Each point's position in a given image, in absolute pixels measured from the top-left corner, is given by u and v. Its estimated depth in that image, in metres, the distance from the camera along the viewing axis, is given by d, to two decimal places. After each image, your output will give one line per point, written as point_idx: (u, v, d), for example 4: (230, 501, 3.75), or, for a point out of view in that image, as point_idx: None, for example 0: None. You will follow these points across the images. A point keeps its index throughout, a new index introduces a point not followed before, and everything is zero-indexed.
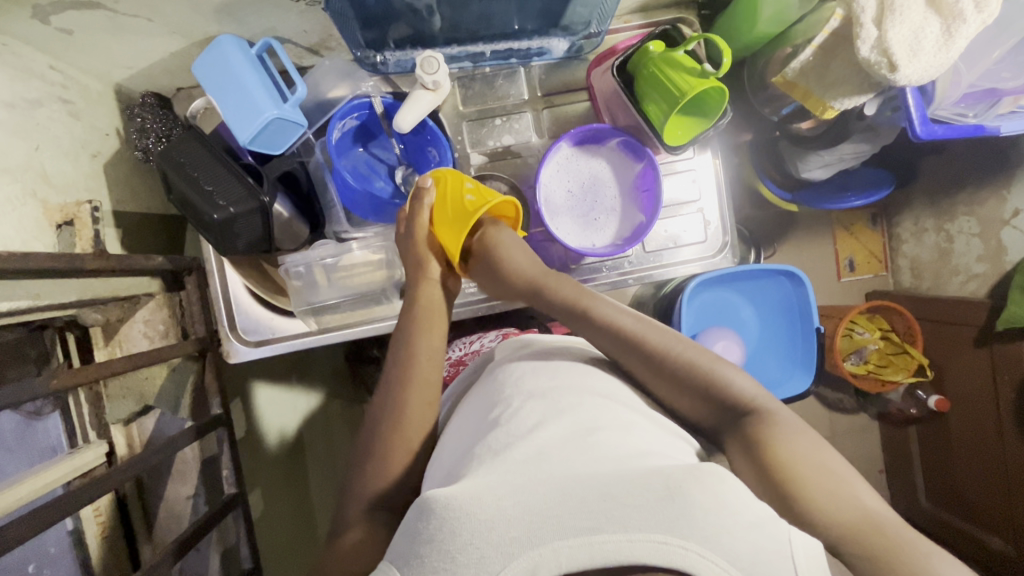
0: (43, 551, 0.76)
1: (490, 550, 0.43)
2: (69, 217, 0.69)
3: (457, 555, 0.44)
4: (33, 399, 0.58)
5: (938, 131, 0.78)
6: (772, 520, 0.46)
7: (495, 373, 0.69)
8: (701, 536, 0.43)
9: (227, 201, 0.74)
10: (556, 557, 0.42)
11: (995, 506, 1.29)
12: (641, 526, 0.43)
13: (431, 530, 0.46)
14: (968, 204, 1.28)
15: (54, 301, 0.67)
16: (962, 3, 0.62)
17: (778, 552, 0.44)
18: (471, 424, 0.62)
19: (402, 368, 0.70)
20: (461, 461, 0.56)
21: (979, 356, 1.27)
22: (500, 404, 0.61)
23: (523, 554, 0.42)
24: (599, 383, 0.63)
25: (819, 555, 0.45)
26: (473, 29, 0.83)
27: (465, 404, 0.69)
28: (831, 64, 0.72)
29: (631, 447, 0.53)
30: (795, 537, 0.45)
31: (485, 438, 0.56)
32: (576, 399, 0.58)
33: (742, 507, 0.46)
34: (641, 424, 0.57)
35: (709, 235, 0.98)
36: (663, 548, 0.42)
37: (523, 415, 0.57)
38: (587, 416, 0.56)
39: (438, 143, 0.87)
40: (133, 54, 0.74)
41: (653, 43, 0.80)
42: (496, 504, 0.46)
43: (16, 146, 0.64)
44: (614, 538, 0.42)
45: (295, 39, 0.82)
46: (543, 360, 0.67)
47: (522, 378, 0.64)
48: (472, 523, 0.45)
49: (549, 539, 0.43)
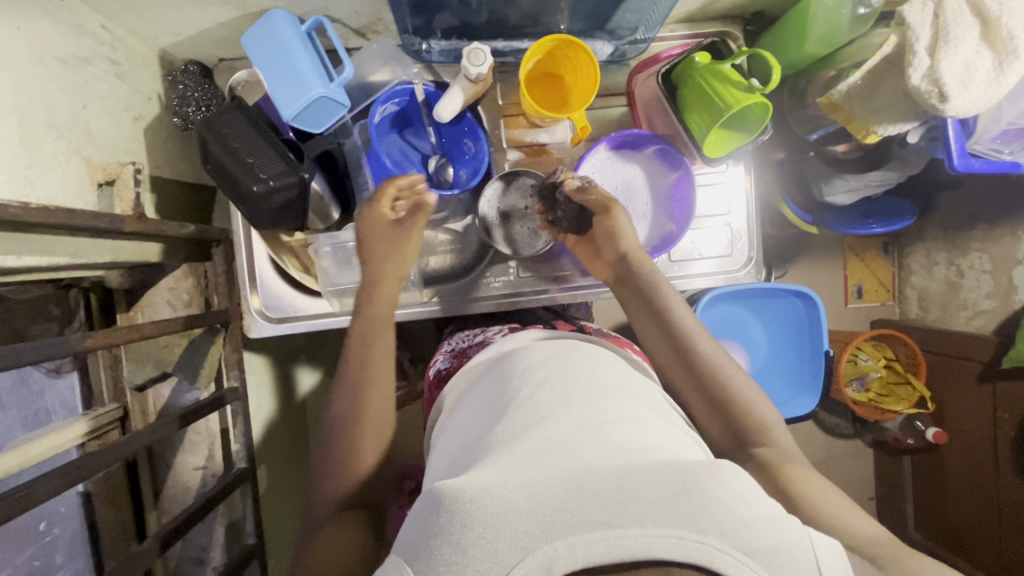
0: (53, 511, 0.75)
1: (503, 543, 0.43)
2: (111, 177, 0.69)
3: (468, 548, 0.43)
4: (66, 357, 0.57)
5: (976, 165, 0.78)
6: (790, 519, 0.47)
7: (504, 362, 0.69)
8: (719, 530, 0.43)
9: (268, 174, 0.74)
10: (571, 552, 0.42)
11: (987, 543, 1.30)
12: (657, 521, 0.43)
13: (441, 522, 0.46)
14: (981, 240, 1.28)
15: (91, 260, 0.67)
16: (1016, 40, 0.63)
17: (800, 546, 0.44)
18: (478, 414, 0.62)
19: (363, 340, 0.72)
20: (470, 450, 0.55)
21: (981, 392, 1.28)
22: (508, 396, 0.61)
23: (537, 550, 0.42)
24: (608, 377, 0.63)
25: (840, 552, 0.46)
26: (520, 24, 0.84)
27: (471, 393, 0.68)
28: (877, 90, 0.72)
29: (645, 440, 0.53)
30: (813, 534, 0.46)
31: (495, 427, 0.56)
32: (584, 392, 0.58)
33: (761, 503, 0.47)
34: (652, 421, 0.58)
35: (735, 250, 0.99)
36: (681, 542, 0.42)
37: (532, 407, 0.57)
38: (596, 409, 0.56)
39: (475, 135, 0.87)
40: (183, 20, 0.74)
41: (699, 55, 0.81)
42: (507, 496, 0.45)
43: (63, 102, 0.63)
44: (631, 532, 0.42)
45: (344, 20, 0.82)
46: (551, 351, 0.67)
47: (529, 371, 0.63)
48: (483, 516, 0.44)
49: (563, 533, 0.43)
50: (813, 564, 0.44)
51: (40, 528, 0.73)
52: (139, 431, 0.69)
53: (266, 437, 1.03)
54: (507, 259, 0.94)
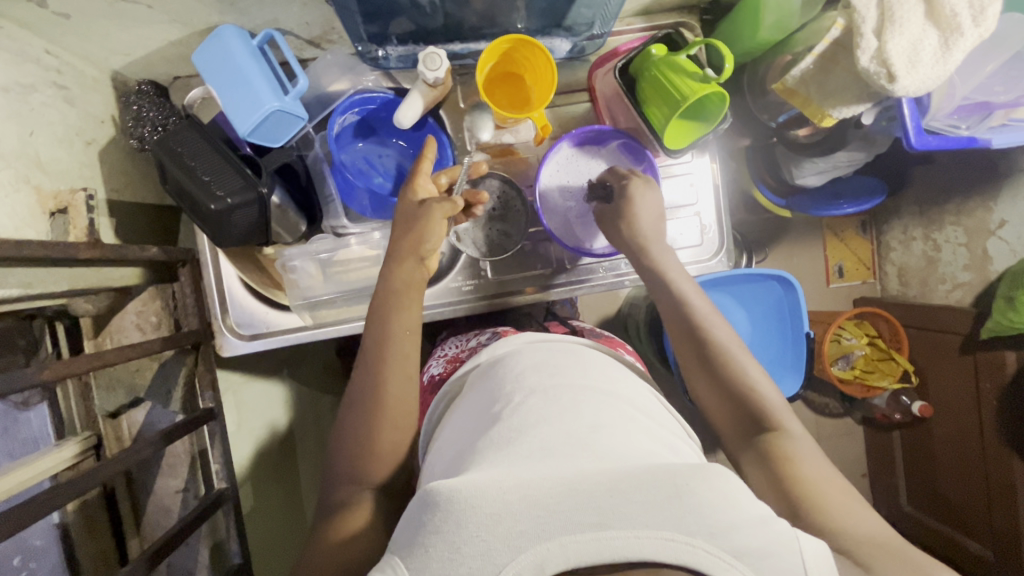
0: (27, 544, 0.74)
1: (497, 542, 0.43)
2: (63, 205, 0.68)
3: (462, 546, 0.43)
4: (24, 391, 0.56)
5: (932, 142, 0.79)
6: (778, 520, 0.47)
7: (493, 367, 0.67)
8: (710, 532, 0.42)
9: (224, 191, 0.73)
10: (563, 552, 0.41)
11: (975, 513, 1.32)
12: (649, 523, 0.42)
13: (434, 522, 0.45)
14: (955, 214, 1.30)
15: (46, 289, 0.66)
16: (960, 17, 0.63)
17: (787, 547, 0.45)
18: (469, 419, 0.61)
19: (380, 346, 0.70)
20: (462, 454, 0.55)
21: (963, 363, 1.29)
22: (502, 399, 0.60)
23: (530, 549, 0.42)
24: (601, 381, 0.63)
25: (826, 556, 0.46)
26: (476, 26, 0.84)
27: (460, 402, 0.67)
28: (831, 73, 0.73)
29: (634, 448, 0.53)
30: (801, 538, 0.47)
31: (488, 430, 0.56)
32: (576, 397, 0.58)
33: (749, 504, 0.46)
34: (642, 425, 0.58)
35: (705, 240, 0.99)
36: (671, 544, 0.42)
37: (525, 411, 0.56)
38: (589, 414, 0.56)
39: (438, 141, 0.87)
40: (130, 40, 0.73)
41: (655, 47, 0.81)
42: (501, 497, 0.45)
43: (8, 131, 0.62)
44: (622, 534, 0.42)
45: (297, 31, 0.81)
46: (544, 354, 0.67)
47: (522, 374, 0.63)
48: (477, 516, 0.44)
49: (556, 534, 0.42)
50: (800, 565, 0.45)
51: (14, 564, 0.73)
52: (113, 457, 0.68)
53: (250, 452, 1.02)
54: (478, 261, 0.94)
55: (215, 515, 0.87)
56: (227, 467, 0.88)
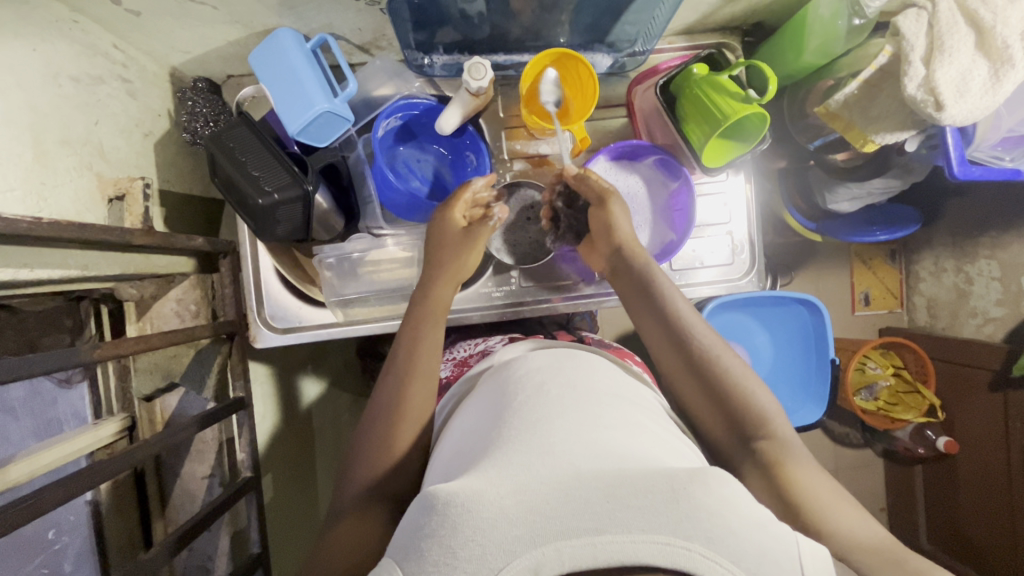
0: (62, 519, 0.78)
1: (492, 546, 0.42)
2: (121, 192, 0.71)
3: (457, 550, 0.43)
4: (75, 367, 0.59)
5: (976, 172, 0.78)
6: (776, 524, 0.47)
7: (500, 370, 0.68)
8: (706, 537, 0.42)
9: (272, 187, 0.76)
10: (559, 557, 0.41)
11: (1000, 557, 1.27)
12: (644, 527, 0.42)
13: (432, 524, 0.45)
14: (989, 247, 1.27)
15: (100, 273, 0.69)
16: (1011, 49, 0.63)
17: (784, 552, 0.44)
18: (473, 420, 0.62)
19: (409, 362, 0.70)
20: (465, 456, 0.55)
21: (993, 400, 1.25)
22: (505, 402, 0.59)
23: (526, 554, 0.42)
24: (606, 385, 0.62)
25: (825, 557, 0.46)
26: (521, 38, 0.86)
27: (467, 404, 0.67)
28: (874, 98, 0.73)
29: (636, 448, 0.52)
30: (800, 541, 0.46)
31: (490, 432, 0.56)
32: (580, 399, 0.57)
33: (746, 510, 0.46)
34: (649, 428, 0.57)
35: (736, 259, 0.99)
36: (667, 549, 0.41)
37: (527, 412, 0.56)
38: (594, 415, 0.55)
39: (478, 148, 0.88)
40: (193, 39, 0.76)
41: (697, 67, 0.82)
42: (498, 502, 0.44)
43: (76, 119, 0.65)
44: (618, 539, 0.42)
45: (348, 36, 0.84)
46: (549, 360, 0.66)
47: (526, 377, 0.63)
48: (475, 519, 0.44)
49: (552, 538, 0.42)
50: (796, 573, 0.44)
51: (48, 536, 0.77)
52: (148, 439, 0.69)
53: (271, 445, 1.04)
54: (508, 269, 0.95)
55: (237, 503, 0.88)
56: (251, 456, 0.89)
